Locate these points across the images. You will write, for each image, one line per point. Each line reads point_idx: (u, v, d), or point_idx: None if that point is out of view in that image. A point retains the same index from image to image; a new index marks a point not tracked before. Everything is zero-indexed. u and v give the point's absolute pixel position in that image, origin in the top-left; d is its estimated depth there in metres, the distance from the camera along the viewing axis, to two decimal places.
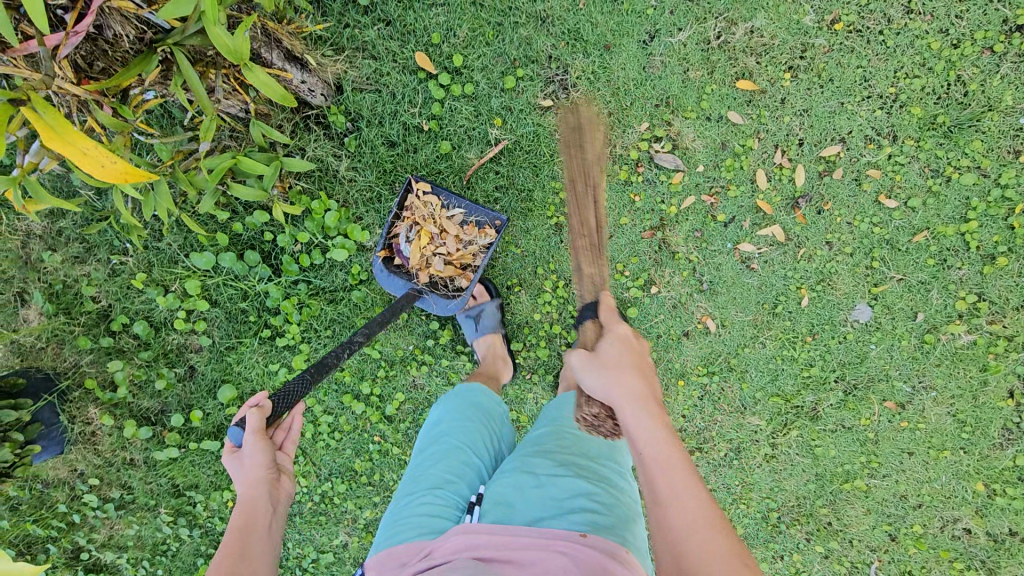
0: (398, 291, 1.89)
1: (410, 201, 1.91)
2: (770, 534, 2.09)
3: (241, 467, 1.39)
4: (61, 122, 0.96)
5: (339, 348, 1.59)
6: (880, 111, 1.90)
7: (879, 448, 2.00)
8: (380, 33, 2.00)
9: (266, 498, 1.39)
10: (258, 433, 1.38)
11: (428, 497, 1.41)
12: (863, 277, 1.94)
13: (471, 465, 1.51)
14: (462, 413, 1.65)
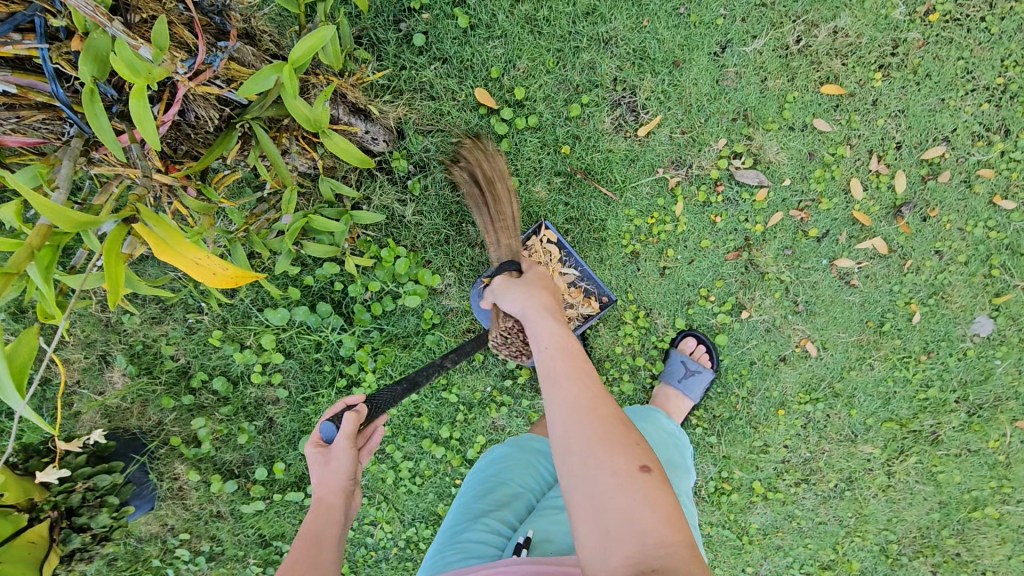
0: (485, 319, 1.90)
1: (530, 241, 1.85)
2: (892, 569, 1.93)
3: (324, 468, 1.22)
4: (174, 235, 1.03)
5: (429, 368, 1.52)
6: (988, 105, 1.75)
7: (1010, 471, 1.84)
8: (437, 72, 1.97)
9: (339, 507, 1.22)
10: (351, 439, 1.21)
11: (480, 529, 1.38)
12: (981, 287, 1.78)
13: (519, 497, 1.49)
14: (513, 445, 1.64)
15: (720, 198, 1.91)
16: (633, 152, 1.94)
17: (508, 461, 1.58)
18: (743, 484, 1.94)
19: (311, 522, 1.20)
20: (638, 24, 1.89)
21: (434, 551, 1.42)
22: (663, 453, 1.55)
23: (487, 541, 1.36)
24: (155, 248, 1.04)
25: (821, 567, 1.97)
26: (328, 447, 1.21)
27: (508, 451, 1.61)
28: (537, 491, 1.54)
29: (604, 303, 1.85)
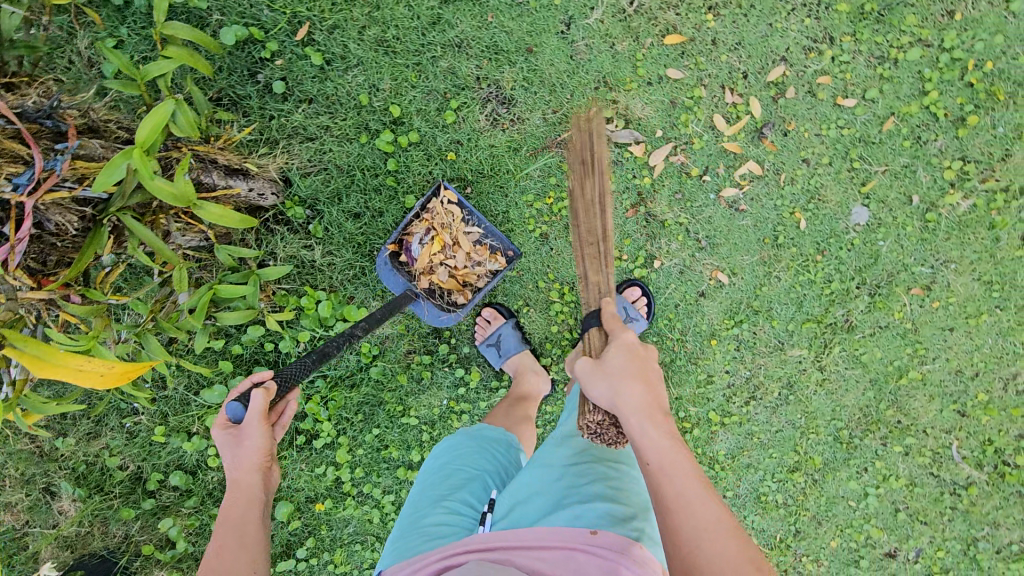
0: (396, 288, 1.89)
1: (433, 204, 1.90)
2: (847, 452, 2.11)
3: (237, 450, 1.28)
4: (48, 352, 1.11)
5: (341, 339, 1.56)
6: (809, 19, 1.90)
7: (921, 335, 2.00)
8: (306, 113, 1.98)
9: (258, 487, 1.30)
10: (262, 417, 1.26)
11: (440, 511, 1.39)
12: (849, 180, 1.93)
13: (476, 478, 1.52)
14: (469, 436, 1.67)
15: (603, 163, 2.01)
16: (514, 141, 2.01)
17: (466, 449, 1.61)
18: (699, 417, 2.07)
19: (230, 504, 1.29)
20: (483, 22, 1.96)
21: (394, 537, 1.42)
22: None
23: (448, 520, 1.37)
24: (31, 367, 1.09)
25: (789, 470, 2.12)
26: (239, 428, 1.27)
27: (461, 442, 1.63)
28: (492, 472, 1.57)
29: (510, 258, 1.93)
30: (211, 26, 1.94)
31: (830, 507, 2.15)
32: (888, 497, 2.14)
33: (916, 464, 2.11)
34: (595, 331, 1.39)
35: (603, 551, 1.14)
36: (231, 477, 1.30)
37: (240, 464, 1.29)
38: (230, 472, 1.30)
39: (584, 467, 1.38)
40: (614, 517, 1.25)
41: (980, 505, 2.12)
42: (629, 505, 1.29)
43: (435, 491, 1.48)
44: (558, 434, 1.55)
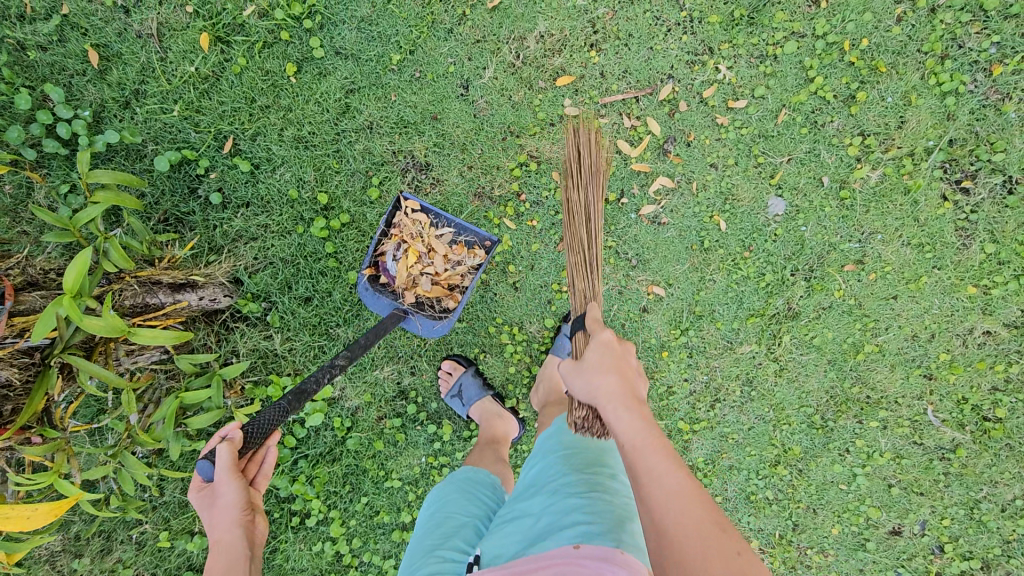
0: (384, 309, 1.92)
1: (398, 218, 1.92)
2: (825, 437, 2.10)
3: (213, 507, 1.33)
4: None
5: (318, 373, 1.52)
6: (685, 36, 2.01)
7: (866, 308, 2.02)
8: (245, 215, 2.13)
9: (240, 541, 1.31)
10: (229, 470, 1.30)
11: (432, 563, 1.33)
12: (758, 176, 2.00)
13: (465, 522, 1.44)
14: (455, 480, 1.61)
15: (525, 207, 2.11)
16: (438, 203, 2.13)
17: (455, 491, 1.55)
18: (669, 429, 2.10)
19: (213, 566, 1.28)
20: (389, 102, 2.11)
21: None
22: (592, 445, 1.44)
23: (442, 571, 1.30)
24: None
25: (772, 465, 2.12)
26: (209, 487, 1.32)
27: (452, 490, 1.56)
28: (482, 516, 1.49)
29: (489, 247, 1.95)
30: (148, 155, 2.11)
31: (822, 494, 2.13)
32: (878, 474, 2.11)
33: (897, 435, 2.09)
34: (578, 334, 1.48)
35: (587, 563, 1.05)
36: (212, 537, 1.32)
37: (220, 520, 1.32)
38: (213, 534, 1.33)
39: (562, 500, 1.27)
40: (594, 531, 1.15)
41: (972, 465, 2.08)
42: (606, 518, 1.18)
43: (425, 542, 1.41)
44: (532, 472, 1.46)
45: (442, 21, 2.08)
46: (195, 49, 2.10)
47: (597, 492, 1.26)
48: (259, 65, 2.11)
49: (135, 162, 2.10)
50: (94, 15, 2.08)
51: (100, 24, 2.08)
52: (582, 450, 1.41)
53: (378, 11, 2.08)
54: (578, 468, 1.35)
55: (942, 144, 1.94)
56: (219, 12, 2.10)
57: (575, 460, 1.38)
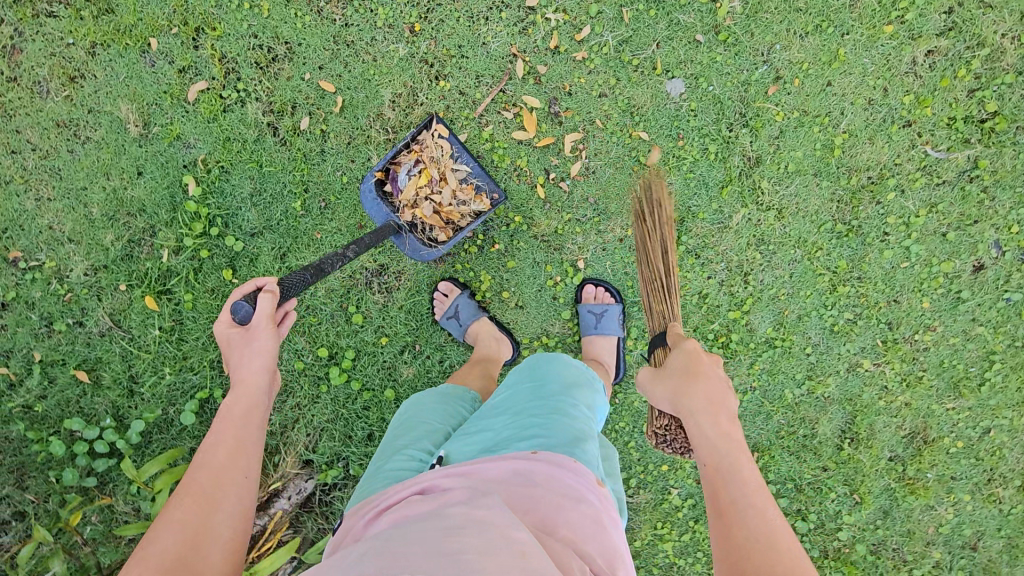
0: (380, 217, 1.96)
1: (423, 138, 1.97)
2: (858, 237, 2.09)
3: (243, 350, 1.38)
4: None
5: (335, 256, 1.67)
6: (504, 13, 2.08)
7: (813, 109, 2.03)
8: (276, 407, 2.24)
9: (263, 391, 1.36)
10: (269, 318, 1.40)
11: (401, 458, 1.38)
12: (644, 75, 2.05)
13: (435, 428, 1.53)
14: (438, 394, 1.69)
15: (480, 239, 2.19)
16: (412, 286, 2.24)
17: (430, 401, 1.64)
18: (725, 324, 2.14)
19: (235, 400, 1.31)
20: (317, 240, 2.21)
21: (355, 490, 1.41)
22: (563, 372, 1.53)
23: (408, 464, 1.36)
24: None
25: (832, 292, 2.13)
26: (247, 328, 1.39)
27: (424, 399, 1.64)
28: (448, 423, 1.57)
29: (496, 198, 2.02)
30: (174, 417, 2.26)
31: (893, 283, 2.12)
32: (929, 233, 2.08)
33: (920, 190, 2.06)
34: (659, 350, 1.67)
35: (545, 466, 1.17)
36: (238, 378, 1.35)
37: (245, 361, 1.37)
38: (235, 372, 1.36)
39: (522, 417, 1.36)
40: (552, 443, 1.25)
41: (1002, 167, 2.03)
42: (563, 434, 1.28)
43: (396, 440, 1.48)
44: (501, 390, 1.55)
45: (311, 149, 2.17)
46: (149, 313, 2.25)
47: (557, 413, 1.35)
48: (204, 288, 2.24)
49: (169, 429, 2.26)
50: (60, 345, 2.25)
51: (69, 348, 2.25)
52: (551, 378, 1.50)
53: (260, 179, 2.19)
54: (545, 389, 1.45)
55: None
56: (145, 272, 2.24)
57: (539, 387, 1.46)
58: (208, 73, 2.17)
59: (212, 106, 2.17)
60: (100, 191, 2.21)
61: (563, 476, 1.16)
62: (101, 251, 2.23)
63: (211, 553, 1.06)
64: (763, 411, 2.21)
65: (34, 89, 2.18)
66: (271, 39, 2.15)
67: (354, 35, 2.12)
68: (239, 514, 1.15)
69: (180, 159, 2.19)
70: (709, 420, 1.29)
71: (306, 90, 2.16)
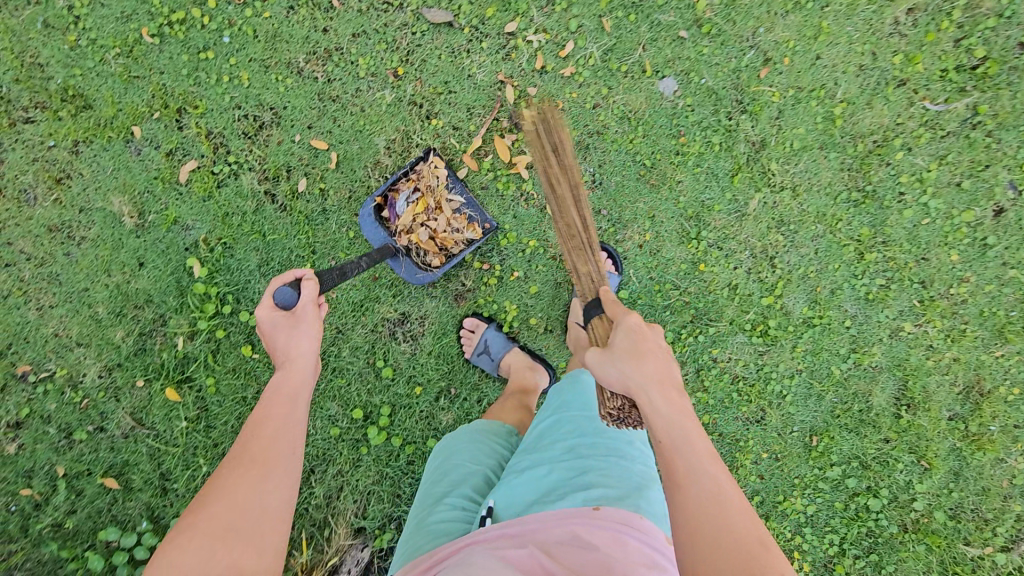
0: (376, 241, 1.95)
1: (421, 169, 2.00)
2: (875, 202, 2.07)
3: (289, 333, 1.34)
4: None
5: (353, 262, 1.65)
6: (485, 43, 2.07)
7: (807, 85, 2.03)
8: (318, 478, 2.15)
9: (311, 370, 1.34)
10: (316, 306, 1.38)
11: (445, 510, 1.33)
12: (635, 79, 2.04)
13: (478, 472, 1.46)
14: (471, 432, 1.59)
15: (498, 269, 2.14)
16: (436, 328, 2.17)
17: (467, 444, 1.54)
18: (761, 312, 2.11)
19: (282, 382, 1.29)
20: (333, 300, 2.16)
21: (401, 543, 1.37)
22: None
23: (456, 518, 1.32)
24: None
25: (860, 261, 2.10)
26: (294, 311, 1.36)
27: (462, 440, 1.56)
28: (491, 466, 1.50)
29: (489, 230, 2.03)
30: None
31: (918, 241, 2.10)
32: (943, 186, 2.07)
33: (927, 145, 2.05)
34: (596, 319, 1.50)
35: (606, 528, 1.11)
36: (284, 357, 1.32)
37: (292, 341, 1.34)
38: (281, 352, 1.33)
39: (579, 462, 1.30)
40: (613, 497, 1.19)
41: (1003, 109, 2.04)
42: (623, 486, 1.23)
43: (438, 488, 1.41)
44: (545, 426, 1.47)
45: (312, 210, 2.13)
46: (172, 404, 2.16)
47: (614, 459, 1.30)
48: (224, 369, 2.16)
49: None
50: (83, 454, 2.15)
51: (93, 456, 2.15)
52: None
53: (265, 249, 2.14)
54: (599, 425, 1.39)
55: None
56: (162, 363, 2.16)
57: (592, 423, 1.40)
58: (196, 152, 2.13)
59: (205, 183, 2.13)
60: (103, 289, 2.14)
61: (630, 535, 1.11)
62: (112, 350, 2.16)
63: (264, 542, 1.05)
64: (814, 392, 2.15)
65: (20, 198, 2.13)
66: (255, 107, 2.13)
67: (338, 90, 2.11)
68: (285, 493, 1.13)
69: (181, 242, 2.14)
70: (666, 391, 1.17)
71: (298, 152, 2.13)
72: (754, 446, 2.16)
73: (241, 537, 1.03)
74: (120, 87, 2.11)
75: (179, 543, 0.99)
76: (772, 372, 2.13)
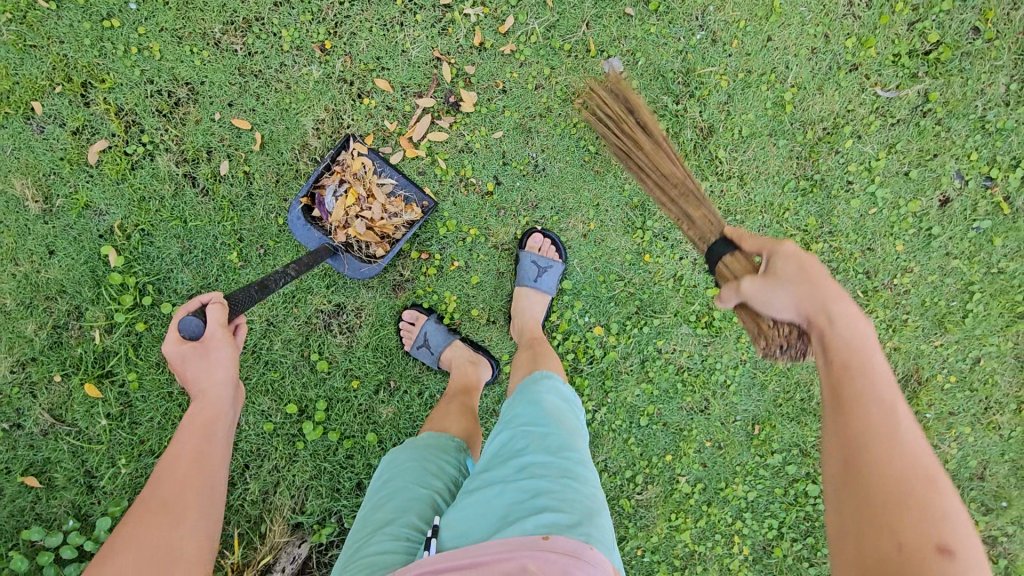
0: (312, 243, 1.83)
1: (344, 158, 1.89)
2: (823, 190, 2.03)
3: (200, 364, 1.23)
4: None
5: (278, 274, 1.52)
6: (419, 16, 1.94)
7: (757, 67, 1.95)
8: (253, 473, 2.07)
9: (228, 401, 1.25)
10: (227, 328, 1.28)
11: (383, 540, 1.15)
12: (580, 59, 1.94)
13: (421, 494, 1.27)
14: (413, 449, 1.43)
15: (437, 259, 2.05)
16: (374, 320, 2.09)
17: (412, 461, 1.38)
18: (706, 303, 2.07)
19: (197, 414, 1.20)
20: None
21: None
22: (563, 421, 1.30)
23: (395, 548, 1.13)
24: None
25: (807, 251, 2.06)
26: (201, 342, 1.25)
27: (406, 457, 1.39)
28: (438, 488, 1.32)
29: (427, 207, 1.92)
30: None
31: (865, 231, 2.07)
32: (891, 174, 2.03)
33: (876, 132, 2.01)
34: (730, 258, 1.40)
35: (557, 560, 0.93)
36: (198, 387, 1.23)
37: (206, 372, 1.24)
38: (196, 387, 1.23)
39: (527, 483, 1.14)
40: (564, 524, 1.03)
41: (953, 96, 1.99)
42: (574, 510, 1.07)
43: (377, 513, 1.24)
44: (496, 442, 1.31)
45: (236, 194, 2.00)
46: (93, 400, 2.05)
47: (564, 480, 1.13)
48: (148, 363, 2.05)
49: None
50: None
51: (11, 454, 2.04)
52: (558, 426, 1.27)
53: (187, 237, 2.00)
54: (549, 442, 1.22)
55: None
56: (79, 358, 2.03)
57: (541, 442, 1.23)
58: (107, 130, 1.97)
59: (118, 165, 1.98)
60: (10, 279, 1.99)
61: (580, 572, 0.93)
62: (24, 344, 2.02)
63: None
64: (757, 382, 2.14)
65: None
66: (169, 82, 1.97)
67: (260, 64, 1.96)
68: (199, 542, 1.03)
69: (94, 228, 1.99)
70: (847, 304, 1.11)
71: (219, 132, 1.98)
72: (697, 435, 2.14)
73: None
74: (14, 57, 1.92)
75: None
76: (715, 363, 2.10)
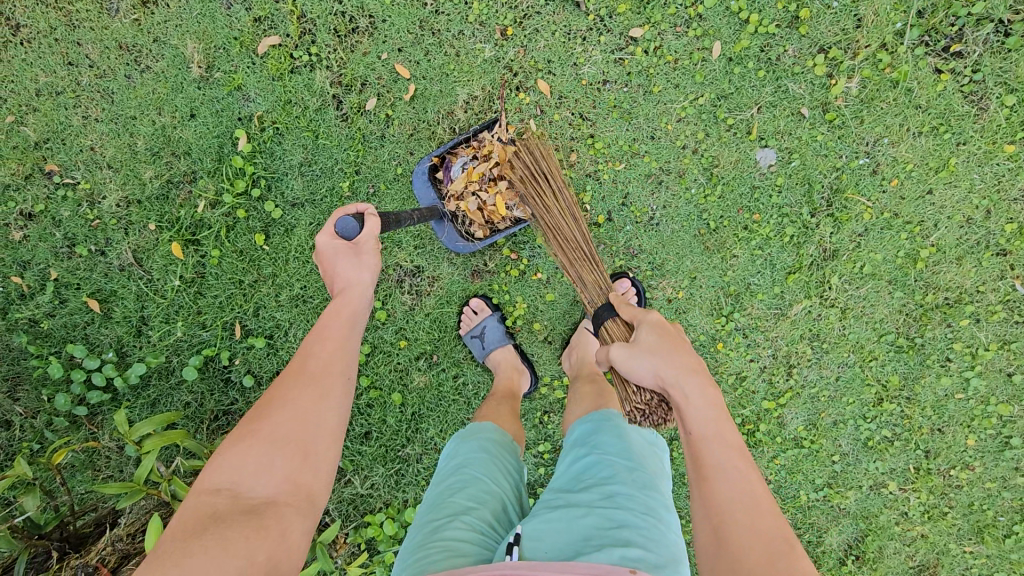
0: (426, 202, 1.93)
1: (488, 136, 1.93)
2: (919, 355, 1.96)
3: (352, 264, 1.29)
4: None
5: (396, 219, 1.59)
6: (604, 38, 1.97)
7: (904, 213, 1.90)
8: None
9: (367, 298, 1.32)
10: (377, 240, 1.34)
11: (456, 526, 1.16)
12: (737, 137, 1.93)
13: (494, 492, 1.28)
14: (485, 442, 1.43)
15: (524, 263, 2.09)
16: (443, 294, 2.14)
17: (483, 454, 1.37)
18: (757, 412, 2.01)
19: (341, 306, 1.27)
20: None
21: (403, 552, 1.19)
22: (648, 460, 1.28)
23: (468, 538, 1.14)
24: None
25: (876, 405, 2.00)
26: (355, 242, 1.31)
27: (476, 449, 1.39)
28: (506, 490, 1.32)
29: None
30: (177, 367, 2.18)
31: (942, 411, 1.99)
32: (993, 369, 1.95)
33: (995, 323, 1.93)
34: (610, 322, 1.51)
35: None
36: (343, 283, 1.29)
37: (353, 273, 1.29)
38: (337, 285, 1.30)
39: (615, 513, 1.11)
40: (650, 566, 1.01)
41: None
42: (659, 556, 1.05)
43: (449, 497, 1.25)
44: (575, 465, 1.30)
45: (371, 131, 2.08)
46: (173, 259, 2.17)
47: (650, 520, 1.12)
48: (232, 247, 2.15)
49: (168, 379, 2.18)
50: (78, 269, 2.17)
51: (86, 274, 2.17)
52: (644, 464, 1.25)
53: (312, 150, 2.10)
54: (638, 477, 1.20)
55: (912, 19, 1.86)
56: (177, 218, 2.16)
57: (629, 474, 1.20)
58: (284, 29, 2.08)
59: (280, 63, 2.09)
60: (149, 125, 2.13)
61: None
62: (137, 185, 2.15)
63: (320, 461, 1.08)
64: None
65: (104, 6, 2.11)
66: (355, 9, 2.06)
67: (442, 25, 2.03)
68: (337, 421, 1.13)
69: (237, 110, 2.11)
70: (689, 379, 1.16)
71: (379, 70, 2.07)
72: None
73: (309, 449, 1.07)
74: None
75: (241, 448, 1.03)
76: None
